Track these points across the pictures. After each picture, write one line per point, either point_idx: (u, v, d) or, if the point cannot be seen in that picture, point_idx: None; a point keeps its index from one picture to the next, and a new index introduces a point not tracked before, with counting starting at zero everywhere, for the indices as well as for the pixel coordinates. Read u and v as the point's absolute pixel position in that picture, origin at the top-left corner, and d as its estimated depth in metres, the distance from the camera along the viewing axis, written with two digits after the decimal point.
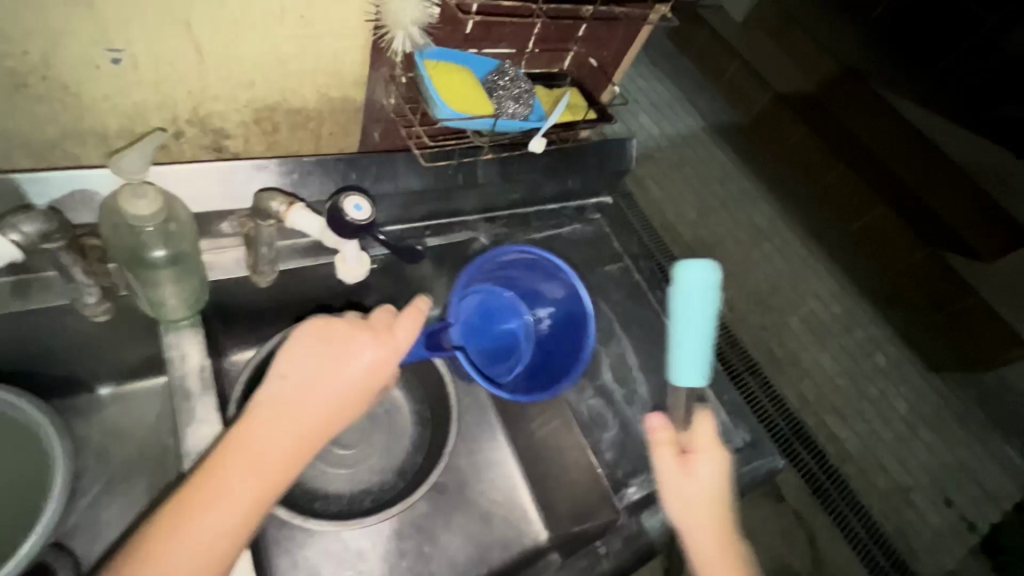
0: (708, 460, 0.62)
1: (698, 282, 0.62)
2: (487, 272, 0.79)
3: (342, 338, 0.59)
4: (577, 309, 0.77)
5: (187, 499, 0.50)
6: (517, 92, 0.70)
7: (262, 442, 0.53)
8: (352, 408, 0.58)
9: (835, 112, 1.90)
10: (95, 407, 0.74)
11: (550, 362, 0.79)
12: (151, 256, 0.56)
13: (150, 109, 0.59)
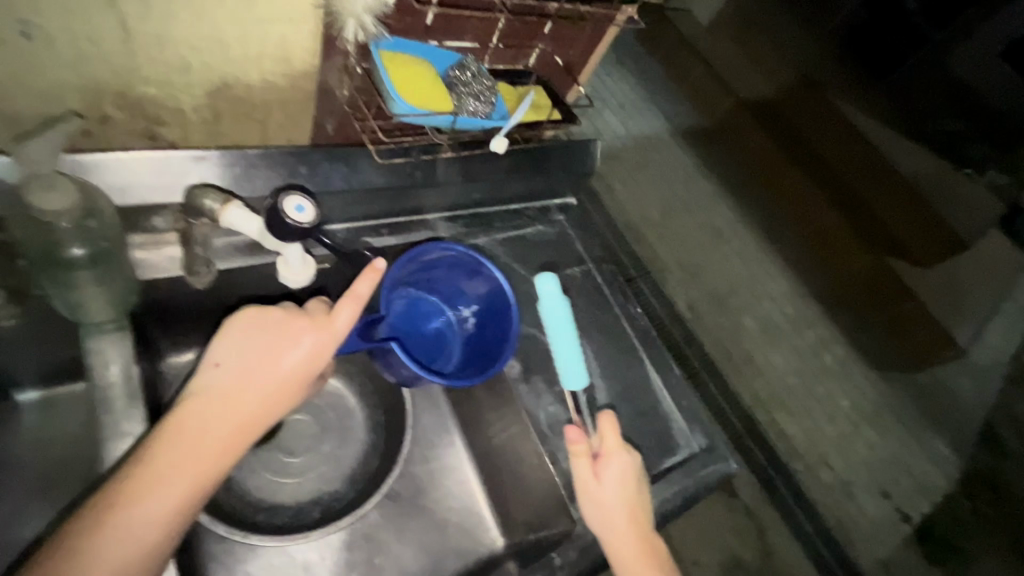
0: (615, 463, 0.70)
1: (550, 293, 0.77)
2: (411, 271, 0.75)
3: (279, 325, 0.56)
4: (500, 301, 0.75)
5: (113, 492, 0.47)
6: (478, 88, 0.67)
7: (194, 432, 0.51)
8: (291, 396, 0.56)
9: (792, 121, 1.99)
10: (12, 414, 0.68)
11: (480, 352, 0.77)
12: (67, 254, 0.51)
13: (70, 90, 0.54)
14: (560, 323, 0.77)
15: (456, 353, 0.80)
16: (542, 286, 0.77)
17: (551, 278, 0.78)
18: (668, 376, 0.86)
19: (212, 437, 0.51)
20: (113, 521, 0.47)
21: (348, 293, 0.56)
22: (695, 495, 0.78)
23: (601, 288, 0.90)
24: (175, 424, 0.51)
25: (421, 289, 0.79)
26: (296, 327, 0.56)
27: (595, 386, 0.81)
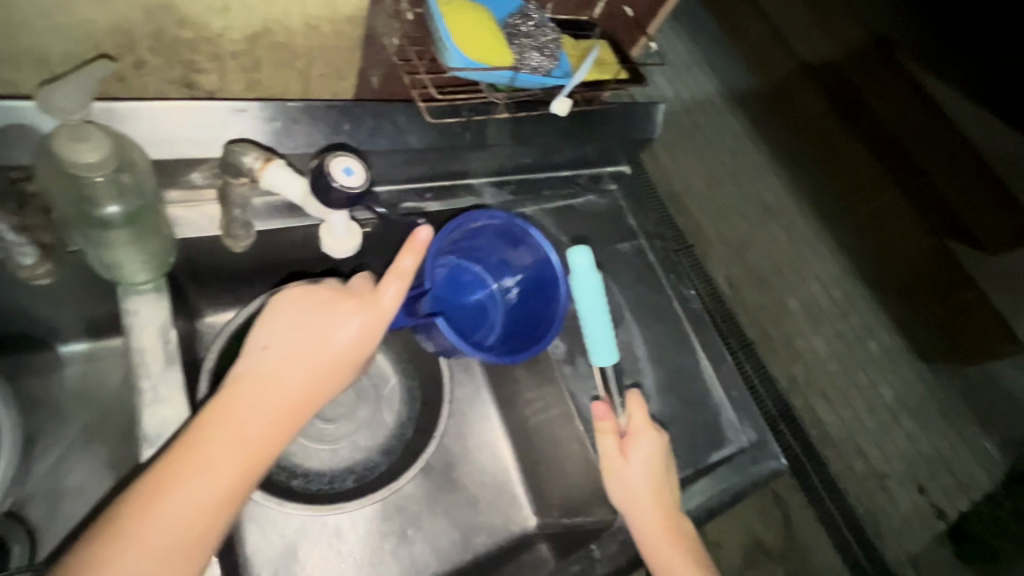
0: (643, 443, 0.67)
1: (582, 268, 0.68)
2: (454, 241, 0.71)
3: (327, 303, 0.53)
4: (548, 275, 0.71)
5: (162, 471, 0.46)
6: (540, 42, 0.61)
7: (243, 414, 0.48)
8: (340, 378, 0.53)
9: (857, 84, 1.75)
10: (53, 366, 0.67)
11: (523, 326, 0.73)
12: (101, 212, 0.48)
13: (103, 31, 0.48)
14: (592, 300, 0.69)
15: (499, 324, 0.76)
16: (573, 260, 0.69)
17: (583, 250, 0.69)
18: (719, 364, 0.80)
19: (260, 419, 0.49)
20: (164, 502, 0.45)
21: (390, 269, 0.53)
22: (742, 492, 0.74)
23: (652, 266, 0.84)
24: (223, 405, 0.49)
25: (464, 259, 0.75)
26: (344, 305, 0.53)
27: (643, 372, 0.77)
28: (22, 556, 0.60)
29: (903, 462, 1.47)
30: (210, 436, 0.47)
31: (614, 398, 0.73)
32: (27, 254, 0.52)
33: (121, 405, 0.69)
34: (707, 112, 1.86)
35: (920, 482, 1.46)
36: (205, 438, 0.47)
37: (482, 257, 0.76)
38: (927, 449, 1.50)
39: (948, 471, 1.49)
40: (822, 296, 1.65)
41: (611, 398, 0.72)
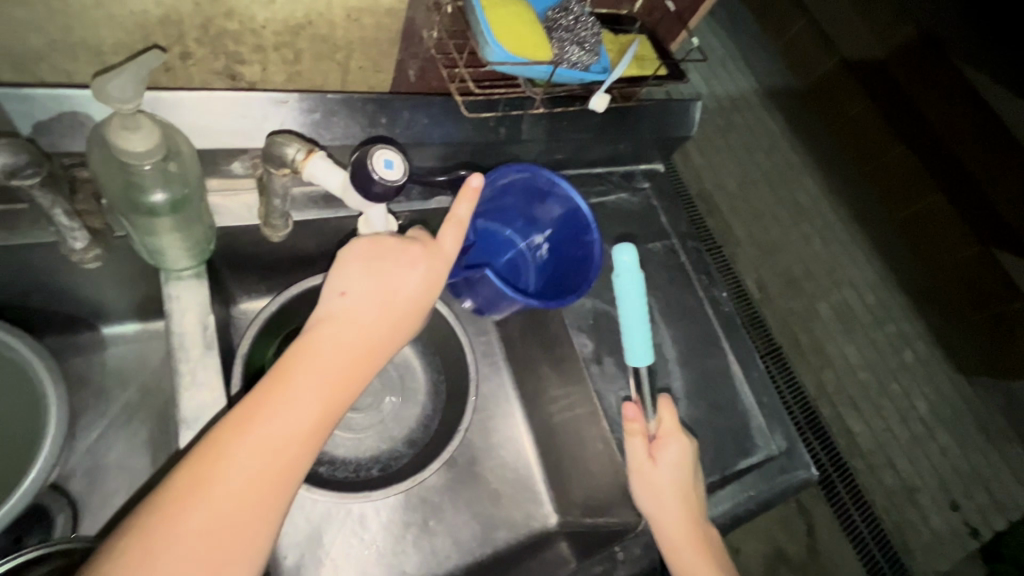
0: (672, 448, 0.66)
1: (625, 266, 0.69)
2: (484, 201, 0.71)
3: (395, 251, 0.53)
4: (578, 224, 0.70)
5: (250, 406, 0.45)
6: (580, 36, 0.61)
7: (322, 355, 0.48)
8: (409, 324, 0.54)
9: (902, 83, 1.60)
10: (98, 346, 0.70)
11: (559, 278, 0.74)
12: (148, 199, 0.49)
13: (152, 22, 0.49)
14: (632, 297, 0.70)
15: (533, 281, 0.77)
16: (618, 258, 0.69)
17: (629, 248, 0.69)
18: (750, 369, 0.79)
19: (339, 361, 0.49)
20: (251, 437, 0.44)
21: (450, 217, 0.54)
22: (771, 501, 0.72)
23: (684, 267, 0.83)
24: (302, 346, 0.48)
25: (494, 221, 0.76)
26: (412, 252, 0.53)
27: (671, 374, 0.75)
28: (64, 527, 0.62)
29: (936, 477, 1.41)
30: (293, 375, 0.47)
31: (646, 399, 0.71)
32: (79, 239, 0.53)
33: (159, 386, 0.71)
34: (741, 110, 1.82)
35: (954, 499, 1.41)
36: (288, 376, 0.47)
37: (509, 216, 0.76)
38: (962, 465, 1.44)
39: (984, 488, 1.43)
40: (855, 302, 1.59)
41: (643, 399, 0.71)
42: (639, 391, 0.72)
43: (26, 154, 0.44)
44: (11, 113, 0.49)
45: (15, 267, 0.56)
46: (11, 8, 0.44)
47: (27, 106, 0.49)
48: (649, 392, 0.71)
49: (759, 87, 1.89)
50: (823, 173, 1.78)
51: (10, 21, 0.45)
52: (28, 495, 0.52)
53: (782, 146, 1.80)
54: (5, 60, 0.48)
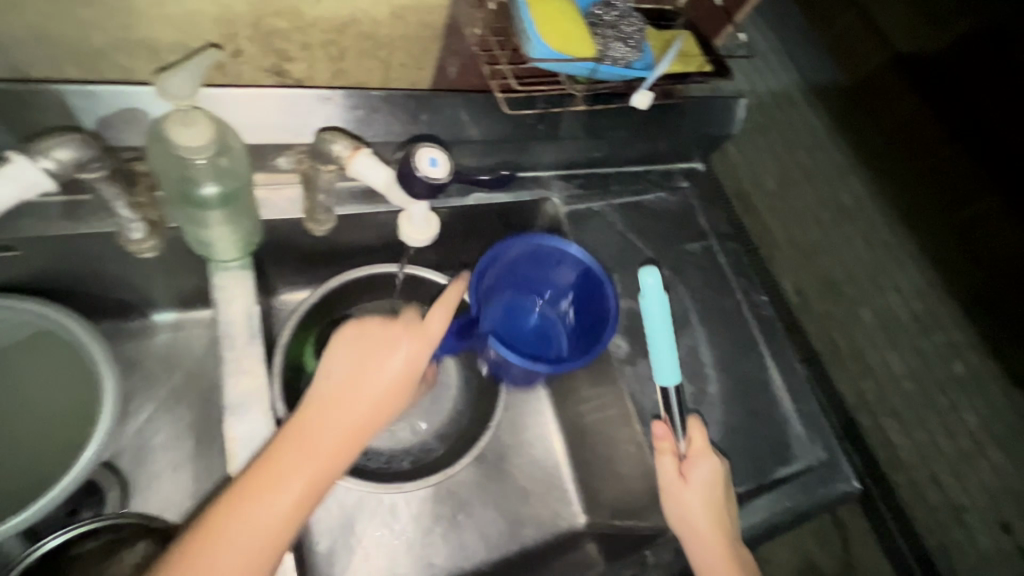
0: (703, 466, 0.64)
1: (650, 288, 0.68)
2: (496, 280, 0.72)
3: (379, 335, 0.54)
4: (596, 284, 0.69)
5: (245, 484, 0.48)
6: (624, 33, 0.60)
7: (304, 441, 0.49)
8: (393, 406, 0.54)
9: None
10: (148, 332, 0.73)
11: (585, 338, 0.72)
12: (201, 192, 0.51)
13: (207, 21, 0.50)
14: (658, 320, 0.68)
15: (565, 348, 0.75)
16: (642, 280, 0.69)
17: (653, 270, 0.68)
18: (790, 376, 0.76)
19: (322, 447, 0.50)
20: (245, 515, 0.47)
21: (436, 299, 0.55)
22: (808, 513, 0.70)
23: (723, 269, 0.81)
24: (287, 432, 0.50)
25: (517, 298, 0.76)
26: (395, 336, 0.54)
27: (708, 379, 0.74)
28: (115, 503, 0.66)
29: None
30: (275, 462, 0.49)
31: (675, 420, 0.68)
32: (136, 229, 0.56)
33: (202, 373, 0.74)
34: (784, 107, 1.76)
35: None
36: (269, 466, 0.48)
37: (531, 286, 0.76)
38: None
39: None
40: None
41: (671, 419, 0.68)
42: (667, 411, 0.68)
43: (93, 148, 0.46)
44: (75, 108, 0.51)
45: (76, 254, 0.59)
46: (79, 8, 0.46)
47: (91, 103, 0.51)
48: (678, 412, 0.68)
49: None
50: None
51: (76, 20, 0.47)
52: (84, 470, 0.56)
53: None
54: (70, 58, 0.50)
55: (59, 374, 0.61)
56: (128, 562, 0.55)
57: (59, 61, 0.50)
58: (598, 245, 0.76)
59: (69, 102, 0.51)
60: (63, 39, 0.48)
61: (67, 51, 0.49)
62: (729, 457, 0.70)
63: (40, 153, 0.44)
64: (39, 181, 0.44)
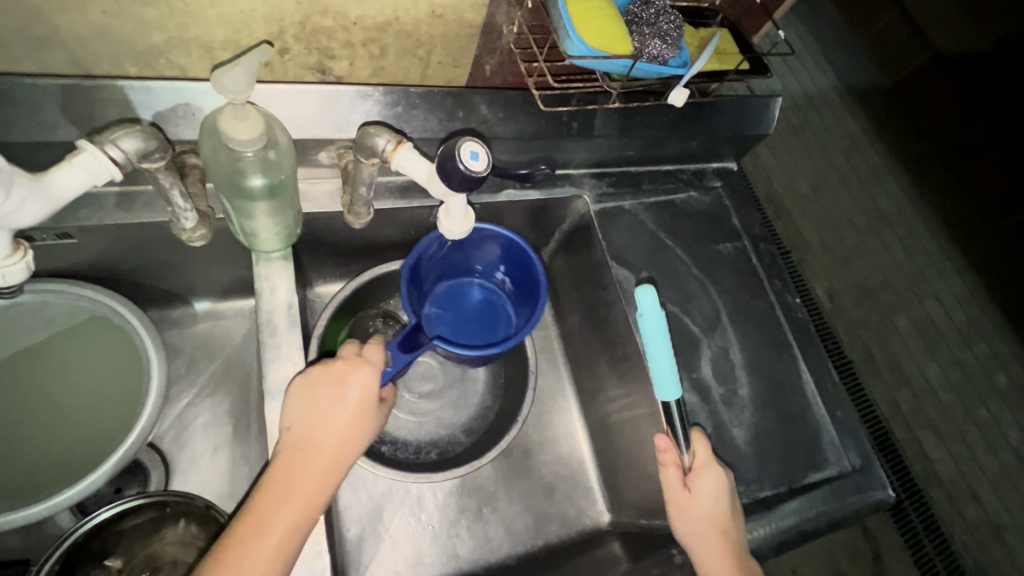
0: (708, 478, 0.63)
1: (647, 307, 0.66)
2: (429, 271, 0.71)
3: (327, 378, 0.54)
4: (521, 251, 0.69)
5: (223, 552, 0.47)
6: (662, 29, 0.60)
7: (272, 499, 0.49)
8: (355, 441, 0.54)
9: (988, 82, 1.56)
10: (190, 320, 0.76)
11: (528, 302, 0.72)
12: (249, 183, 0.53)
13: (257, 19, 0.52)
14: (657, 335, 0.66)
15: (514, 315, 0.76)
16: (639, 298, 0.66)
17: (649, 289, 0.66)
18: (823, 380, 0.75)
19: (292, 499, 0.50)
20: None
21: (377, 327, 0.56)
22: (840, 520, 0.69)
23: (755, 269, 0.80)
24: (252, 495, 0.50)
25: (451, 279, 0.76)
26: (343, 373, 0.54)
27: (738, 381, 0.73)
28: (158, 483, 0.68)
29: None
30: (246, 526, 0.48)
31: (677, 431, 0.66)
32: (189, 219, 0.57)
33: (241, 361, 0.77)
34: (819, 108, 1.73)
35: None
36: (241, 532, 0.48)
37: (460, 266, 0.75)
38: None
39: None
40: (940, 317, 1.47)
41: (673, 432, 0.66)
42: (668, 422, 0.66)
43: (155, 139, 0.49)
44: (135, 104, 0.53)
45: (128, 243, 0.62)
46: (141, 8, 0.49)
47: (149, 97, 0.53)
48: (680, 426, 0.66)
49: (839, 85, 1.79)
50: (908, 177, 1.67)
51: (137, 19, 0.50)
52: (133, 448, 0.58)
53: (862, 148, 1.69)
54: (131, 55, 0.53)
55: (108, 356, 0.64)
56: (171, 540, 0.61)
57: (120, 57, 0.53)
58: (628, 243, 0.77)
59: (129, 98, 0.53)
60: (125, 37, 0.51)
61: (128, 49, 0.52)
62: (759, 460, 0.69)
63: (110, 143, 0.47)
64: (109, 170, 0.47)
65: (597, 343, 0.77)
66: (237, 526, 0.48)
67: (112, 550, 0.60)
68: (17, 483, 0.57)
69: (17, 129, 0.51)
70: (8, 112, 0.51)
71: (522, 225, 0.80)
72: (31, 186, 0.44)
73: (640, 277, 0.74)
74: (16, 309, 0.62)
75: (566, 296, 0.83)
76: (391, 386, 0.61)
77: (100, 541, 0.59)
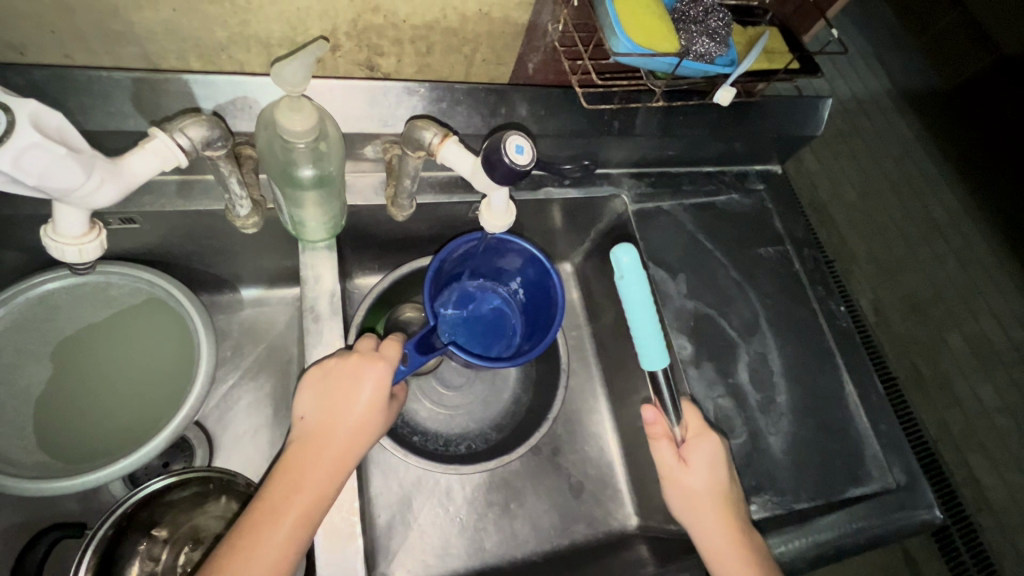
0: (704, 448, 0.62)
1: (627, 267, 0.65)
2: (447, 275, 0.72)
3: (342, 370, 0.56)
4: (542, 268, 0.70)
5: (240, 532, 0.49)
6: (710, 27, 0.60)
7: (285, 486, 0.51)
8: (369, 433, 0.56)
9: None
10: (237, 305, 0.80)
11: (540, 318, 0.73)
12: (299, 173, 0.55)
13: (312, 17, 0.54)
14: (640, 296, 0.65)
15: (522, 326, 0.77)
16: (617, 259, 0.65)
17: (629, 249, 0.65)
18: (868, 394, 0.73)
19: (305, 483, 0.51)
20: (240, 562, 0.47)
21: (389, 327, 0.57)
22: (882, 538, 0.66)
23: (799, 275, 0.78)
24: (269, 480, 0.52)
25: (467, 285, 0.76)
26: (358, 367, 0.56)
27: (777, 388, 0.71)
28: (203, 459, 0.72)
29: None
30: (261, 509, 0.50)
31: (667, 404, 0.65)
32: (242, 207, 0.60)
33: (282, 347, 0.79)
34: (870, 112, 1.67)
35: None
36: (255, 516, 0.50)
37: (477, 272, 0.76)
38: None
39: None
40: (997, 336, 1.39)
41: (662, 402, 0.66)
42: (657, 395, 0.66)
43: (219, 128, 0.51)
44: (198, 96, 0.57)
45: (185, 228, 0.66)
46: (206, 6, 0.51)
47: (210, 91, 0.57)
48: (669, 396, 0.65)
49: (893, 89, 1.72)
50: (965, 187, 1.59)
51: (204, 17, 0.52)
52: (187, 418, 0.62)
53: (916, 155, 1.62)
54: (195, 51, 0.56)
55: (158, 337, 0.67)
56: (213, 514, 0.64)
57: (185, 52, 0.56)
58: (666, 244, 0.76)
59: (191, 91, 0.56)
60: (190, 32, 0.54)
61: (193, 45, 0.55)
62: (797, 470, 0.67)
63: (177, 131, 0.49)
64: (176, 156, 0.50)
65: (630, 345, 0.76)
66: (253, 510, 0.50)
67: (159, 521, 0.63)
68: (77, 452, 0.61)
69: (93, 119, 0.55)
70: (86, 103, 0.55)
71: (558, 223, 0.80)
72: (111, 170, 0.48)
73: (677, 279, 0.74)
74: (83, 289, 0.66)
75: (600, 295, 0.82)
76: (404, 383, 0.63)
77: (149, 510, 0.61)
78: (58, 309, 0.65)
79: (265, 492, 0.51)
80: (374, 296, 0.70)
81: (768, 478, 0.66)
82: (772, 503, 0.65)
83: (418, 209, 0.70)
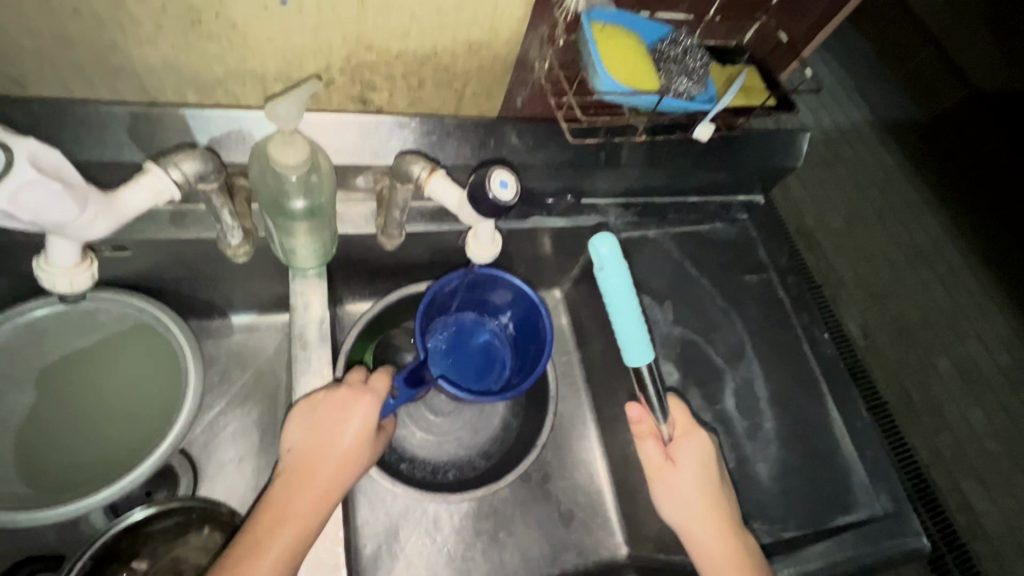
0: (690, 445, 0.63)
1: (606, 256, 0.68)
2: (438, 308, 0.73)
3: (330, 404, 0.56)
4: (529, 300, 0.71)
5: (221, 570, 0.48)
6: (689, 66, 0.63)
7: (268, 522, 0.50)
8: (354, 466, 0.56)
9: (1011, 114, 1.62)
10: (227, 331, 0.80)
11: (528, 349, 0.73)
12: (291, 205, 0.57)
13: (307, 54, 0.56)
14: (620, 286, 0.68)
15: (511, 358, 0.77)
16: (596, 249, 0.68)
17: (608, 239, 0.68)
18: (853, 419, 0.73)
19: (288, 519, 0.51)
20: None
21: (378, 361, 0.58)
22: (871, 567, 0.66)
23: (783, 301, 0.80)
24: (252, 516, 0.52)
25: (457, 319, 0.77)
26: (346, 401, 0.56)
27: (763, 415, 0.71)
28: (187, 488, 0.71)
29: None
30: (243, 545, 0.49)
31: (654, 402, 0.66)
32: (234, 236, 0.61)
33: (271, 374, 0.79)
34: (852, 142, 1.72)
35: None
36: (236, 553, 0.49)
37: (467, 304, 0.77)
38: None
39: None
40: (983, 360, 1.41)
41: (649, 400, 0.66)
42: (644, 394, 0.67)
43: (212, 162, 0.52)
44: (193, 129, 0.58)
45: (176, 255, 0.67)
46: (205, 43, 0.53)
47: (206, 124, 0.58)
48: (654, 392, 0.66)
49: (873, 121, 1.78)
50: (946, 215, 1.63)
51: (202, 54, 0.54)
52: (169, 449, 0.60)
53: (898, 184, 1.66)
54: (192, 85, 0.57)
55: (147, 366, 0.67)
56: (195, 545, 0.63)
57: (182, 87, 0.58)
58: (652, 272, 0.77)
59: (187, 124, 0.58)
60: (189, 68, 0.55)
61: (190, 79, 0.57)
62: (784, 497, 0.67)
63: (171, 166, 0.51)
64: (169, 189, 0.51)
65: (618, 371, 0.77)
66: (235, 547, 0.49)
67: (139, 552, 0.61)
68: (62, 482, 0.61)
69: (90, 150, 0.57)
70: (84, 135, 0.56)
71: (547, 251, 0.81)
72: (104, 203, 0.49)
73: (663, 306, 0.75)
74: (69, 314, 0.64)
75: (588, 322, 0.83)
76: (391, 416, 0.63)
77: (129, 540, 0.60)
78: (45, 334, 0.64)
79: (248, 528, 0.50)
80: (362, 326, 0.71)
81: (755, 506, 0.66)
82: (760, 531, 0.65)
83: (409, 237, 0.72)
